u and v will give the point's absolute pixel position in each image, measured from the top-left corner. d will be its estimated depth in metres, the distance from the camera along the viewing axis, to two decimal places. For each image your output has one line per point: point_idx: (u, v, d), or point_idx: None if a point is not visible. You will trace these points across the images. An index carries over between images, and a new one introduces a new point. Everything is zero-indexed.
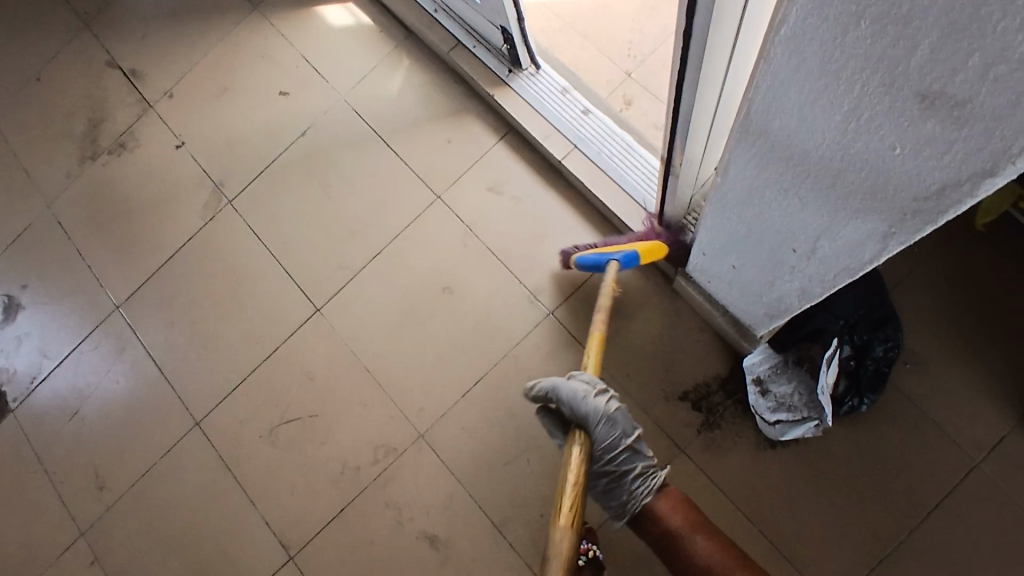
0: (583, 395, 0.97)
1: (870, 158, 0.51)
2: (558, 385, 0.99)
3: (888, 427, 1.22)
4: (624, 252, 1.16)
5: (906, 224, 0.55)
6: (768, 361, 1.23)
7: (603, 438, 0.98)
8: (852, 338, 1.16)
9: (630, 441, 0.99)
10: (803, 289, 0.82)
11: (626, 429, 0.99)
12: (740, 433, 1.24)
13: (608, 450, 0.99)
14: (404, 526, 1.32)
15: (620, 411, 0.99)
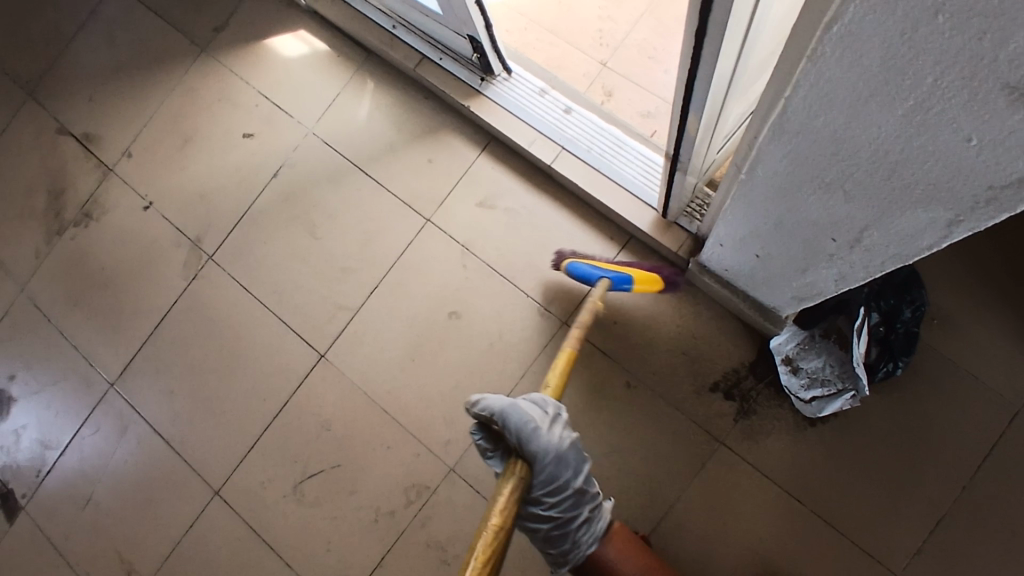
0: (535, 428, 0.84)
1: (937, 151, 0.47)
2: (505, 416, 0.84)
3: (925, 386, 1.19)
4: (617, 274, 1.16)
5: (979, 211, 0.51)
6: (794, 338, 1.20)
7: (550, 475, 0.87)
8: (878, 305, 1.13)
9: (579, 485, 0.90)
10: (841, 275, 0.78)
11: (575, 471, 0.89)
12: (777, 417, 1.21)
13: (557, 489, 0.88)
14: (449, 564, 1.27)
15: (571, 449, 0.88)
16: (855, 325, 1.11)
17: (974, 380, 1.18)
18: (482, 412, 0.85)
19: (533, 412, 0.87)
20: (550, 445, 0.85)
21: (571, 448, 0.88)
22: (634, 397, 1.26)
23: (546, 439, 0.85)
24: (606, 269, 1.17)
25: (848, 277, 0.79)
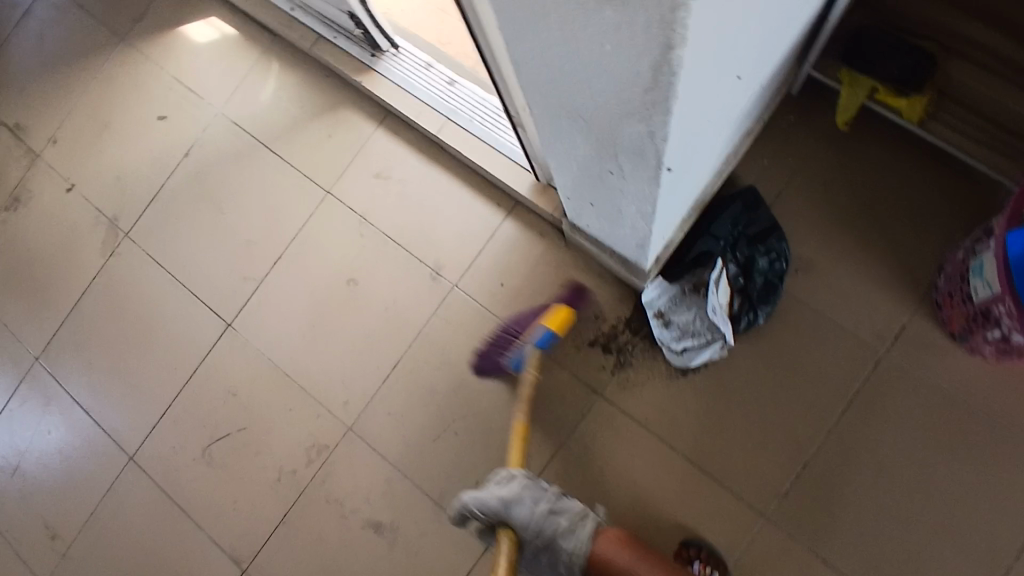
0: (484, 495, 0.99)
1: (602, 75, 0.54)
2: (461, 500, 1.01)
3: (791, 335, 1.22)
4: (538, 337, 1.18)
5: (656, 119, 0.56)
6: (665, 292, 1.25)
7: (524, 520, 0.98)
8: (736, 254, 1.19)
9: (548, 505, 1.00)
10: (641, 213, 0.85)
11: (538, 498, 1.00)
12: (651, 368, 1.26)
13: (535, 527, 0.98)
14: (349, 518, 1.33)
15: (530, 486, 1.01)
16: (711, 272, 1.18)
17: (839, 328, 1.21)
18: (455, 512, 1.02)
19: (495, 483, 1.03)
20: (506, 496, 0.99)
21: (526, 484, 1.02)
22: None
23: (501, 493, 1.00)
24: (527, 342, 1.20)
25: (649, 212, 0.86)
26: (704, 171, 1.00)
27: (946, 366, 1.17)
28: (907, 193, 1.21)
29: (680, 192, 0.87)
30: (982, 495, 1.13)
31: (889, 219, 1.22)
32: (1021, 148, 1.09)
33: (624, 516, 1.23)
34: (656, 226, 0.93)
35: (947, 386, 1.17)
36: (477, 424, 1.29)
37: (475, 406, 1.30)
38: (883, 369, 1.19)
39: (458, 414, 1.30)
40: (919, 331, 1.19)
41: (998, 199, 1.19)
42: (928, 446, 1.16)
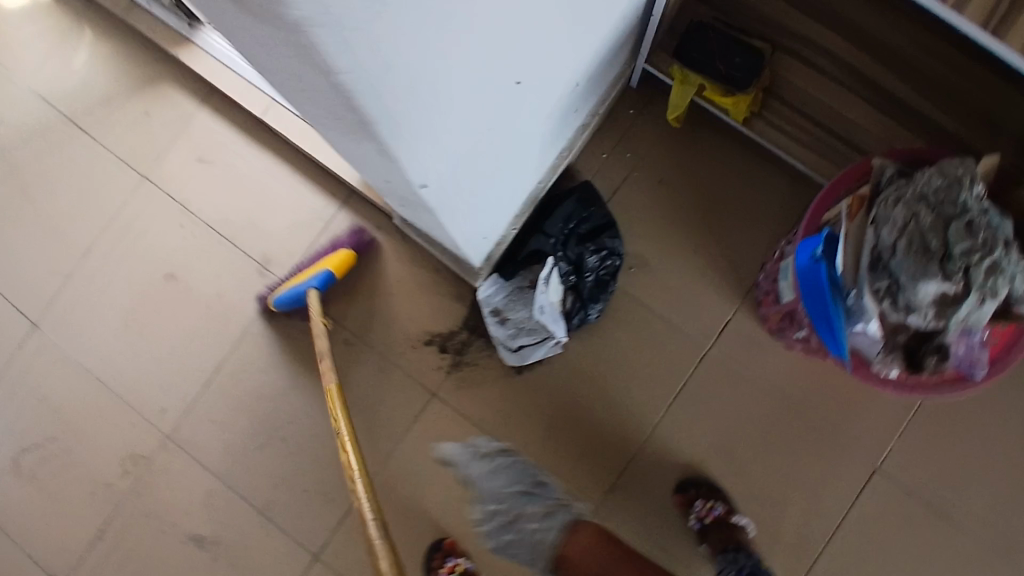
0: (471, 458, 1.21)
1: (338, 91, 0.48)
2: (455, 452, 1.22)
3: (624, 332, 1.22)
4: (316, 277, 1.18)
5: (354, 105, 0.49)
6: (500, 290, 1.20)
7: (497, 486, 1.21)
8: (566, 251, 1.16)
9: (523, 486, 1.21)
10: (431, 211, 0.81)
11: (513, 480, 1.21)
12: (487, 366, 1.23)
13: (506, 497, 1.21)
14: (167, 533, 1.22)
15: (509, 462, 1.22)
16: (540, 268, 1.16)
17: (669, 325, 1.22)
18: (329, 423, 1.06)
19: (477, 450, 1.22)
20: (476, 472, 1.21)
21: (512, 463, 1.22)
22: (351, 353, 1.24)
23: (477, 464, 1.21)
24: (306, 282, 1.19)
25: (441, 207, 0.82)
26: (518, 170, 0.96)
27: (769, 362, 1.20)
28: (738, 189, 1.22)
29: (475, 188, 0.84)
30: (797, 487, 1.18)
31: (721, 217, 1.22)
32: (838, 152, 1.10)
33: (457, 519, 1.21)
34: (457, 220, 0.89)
35: (768, 382, 1.20)
36: (307, 429, 1.24)
37: (304, 410, 1.25)
38: (710, 365, 1.21)
39: (286, 419, 1.24)
40: (745, 328, 1.21)
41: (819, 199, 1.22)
42: (750, 440, 1.20)
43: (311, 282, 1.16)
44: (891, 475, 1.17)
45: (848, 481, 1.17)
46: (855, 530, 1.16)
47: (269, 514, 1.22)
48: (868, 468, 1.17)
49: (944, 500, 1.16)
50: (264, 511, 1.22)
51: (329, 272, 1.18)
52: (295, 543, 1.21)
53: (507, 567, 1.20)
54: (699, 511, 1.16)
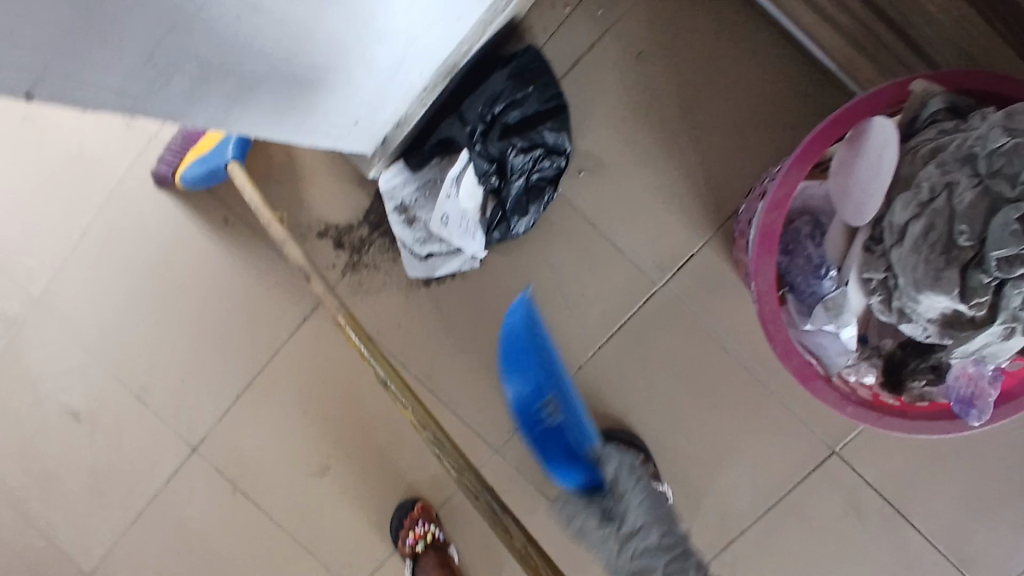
0: None
1: None
2: None
3: (557, 248, 0.98)
4: (232, 148, 0.95)
5: None
6: (410, 181, 0.95)
7: None
8: (488, 148, 0.89)
9: None
10: (201, 113, 0.56)
11: None
12: (389, 270, 1.02)
13: None
14: (43, 402, 1.13)
15: None
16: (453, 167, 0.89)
17: (614, 248, 0.97)
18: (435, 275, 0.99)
19: None
20: None
21: None
22: (231, 235, 1.05)
23: None
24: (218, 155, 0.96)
25: (220, 105, 0.57)
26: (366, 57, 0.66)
27: (729, 309, 0.96)
28: (731, 80, 0.93)
29: (275, 78, 0.59)
30: (737, 459, 0.98)
31: (703, 112, 0.94)
32: (863, 39, 0.84)
33: (343, 435, 1.07)
34: (268, 116, 0.64)
35: (725, 334, 0.96)
36: (182, 315, 1.07)
37: (180, 293, 1.07)
38: (656, 304, 0.97)
39: (159, 299, 1.08)
40: (708, 264, 0.95)
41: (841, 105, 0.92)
42: (691, 400, 0.98)
43: (227, 154, 0.94)
44: (850, 461, 0.96)
45: (797, 459, 0.97)
46: (794, 517, 0.97)
47: (145, 399, 1.10)
48: (826, 450, 0.96)
49: (910, 497, 0.95)
50: (139, 395, 1.10)
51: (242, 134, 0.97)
52: (171, 433, 1.10)
53: (395, 493, 1.07)
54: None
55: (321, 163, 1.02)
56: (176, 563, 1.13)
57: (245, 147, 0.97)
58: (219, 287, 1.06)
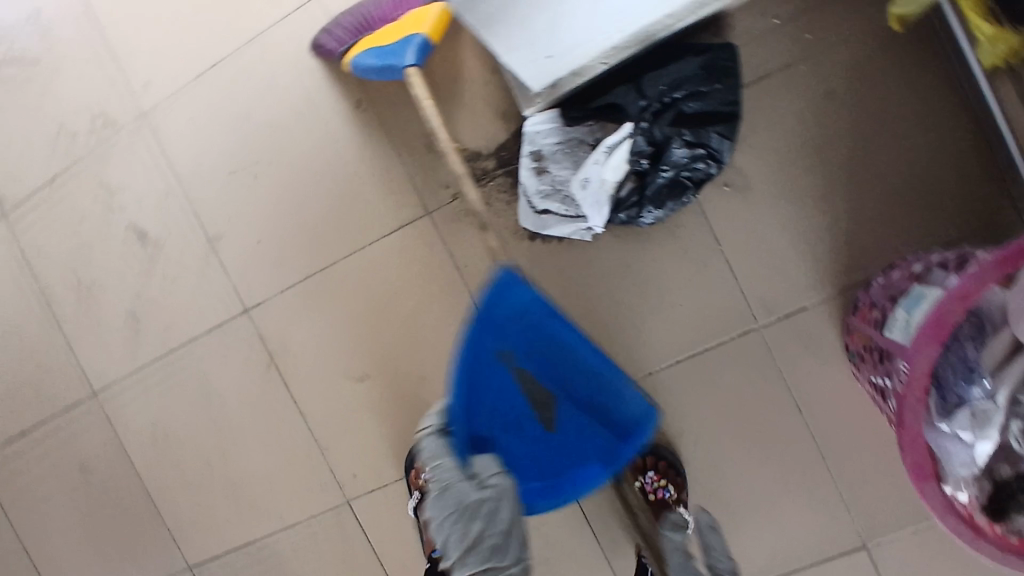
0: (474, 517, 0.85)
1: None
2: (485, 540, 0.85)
3: (673, 252, 0.94)
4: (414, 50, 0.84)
5: None
6: (559, 132, 0.92)
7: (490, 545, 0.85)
8: (653, 131, 0.85)
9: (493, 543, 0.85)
10: None
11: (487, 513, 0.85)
12: (499, 212, 0.98)
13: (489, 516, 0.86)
14: (114, 212, 1.12)
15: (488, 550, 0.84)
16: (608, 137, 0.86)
17: (729, 272, 0.94)
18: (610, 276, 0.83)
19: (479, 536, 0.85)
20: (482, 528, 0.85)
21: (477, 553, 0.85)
22: (357, 120, 1.01)
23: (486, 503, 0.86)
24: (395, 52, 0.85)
25: None
26: None
27: (817, 373, 0.93)
28: (912, 151, 0.89)
29: None
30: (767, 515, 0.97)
31: (871, 173, 0.90)
32: None
33: (392, 352, 1.05)
34: None
35: (804, 394, 0.94)
36: (280, 179, 1.05)
37: (286, 158, 1.04)
38: (749, 343, 0.95)
39: (264, 156, 1.05)
40: (816, 322, 0.93)
41: (1012, 216, 0.87)
42: (745, 443, 0.97)
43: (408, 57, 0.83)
44: (876, 560, 0.94)
45: (826, 537, 0.95)
46: None
47: (216, 247, 1.09)
48: (856, 540, 0.95)
49: None
50: (212, 241, 1.09)
51: (427, 39, 0.85)
52: (228, 288, 1.09)
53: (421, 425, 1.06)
54: (647, 485, 0.97)
55: (472, 81, 0.98)
56: (191, 410, 1.14)
57: (427, 53, 0.85)
58: (328, 167, 1.03)
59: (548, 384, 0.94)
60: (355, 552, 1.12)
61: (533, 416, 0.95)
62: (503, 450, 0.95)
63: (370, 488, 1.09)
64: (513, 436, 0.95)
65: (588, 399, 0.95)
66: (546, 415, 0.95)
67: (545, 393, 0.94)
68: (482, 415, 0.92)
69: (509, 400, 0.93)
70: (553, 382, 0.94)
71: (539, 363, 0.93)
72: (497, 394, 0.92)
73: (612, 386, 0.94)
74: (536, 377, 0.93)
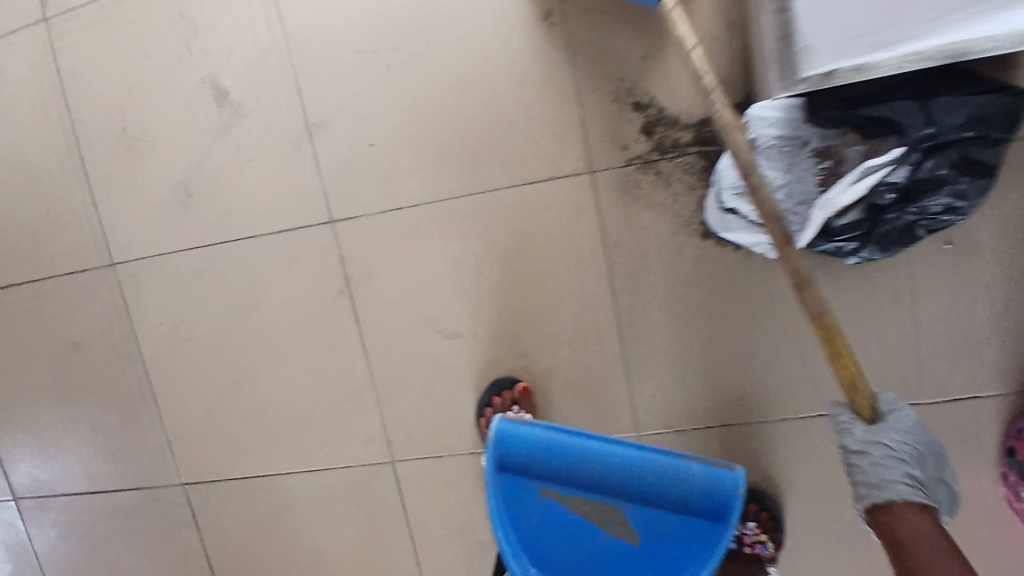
0: None
1: None
2: None
3: (858, 299, 0.83)
4: None
5: None
6: (788, 125, 0.76)
7: None
8: (921, 167, 0.70)
9: None
10: None
11: None
12: (678, 196, 0.82)
13: None
14: (193, 57, 0.89)
15: None
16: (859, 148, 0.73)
17: (911, 338, 0.83)
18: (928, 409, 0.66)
19: None
20: None
21: None
22: (537, 35, 0.81)
23: None
24: None
25: None
26: None
27: (966, 469, 0.84)
28: None
29: None
30: None
31: None
32: None
33: (495, 318, 0.89)
34: None
35: None
36: (418, 78, 0.84)
37: (431, 54, 0.83)
38: None
39: (404, 42, 0.83)
40: (985, 417, 0.83)
41: None
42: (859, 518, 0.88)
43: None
44: None
45: None
46: None
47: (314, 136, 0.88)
48: None
49: None
50: (311, 127, 0.88)
51: None
52: (316, 190, 0.90)
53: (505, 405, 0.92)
54: (746, 536, 0.87)
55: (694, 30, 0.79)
56: (233, 315, 0.96)
57: None
58: (482, 81, 0.83)
59: (609, 482, 0.77)
60: (384, 517, 0.99)
61: (608, 529, 0.77)
62: (584, 564, 0.77)
63: (422, 456, 0.95)
64: (591, 545, 0.77)
65: (650, 490, 0.76)
66: (615, 527, 0.77)
67: (583, 485, 0.78)
68: (535, 514, 0.79)
69: (575, 518, 0.78)
70: (616, 486, 0.77)
71: (562, 456, 0.78)
72: (565, 516, 0.78)
73: (659, 465, 0.75)
74: (577, 468, 0.78)
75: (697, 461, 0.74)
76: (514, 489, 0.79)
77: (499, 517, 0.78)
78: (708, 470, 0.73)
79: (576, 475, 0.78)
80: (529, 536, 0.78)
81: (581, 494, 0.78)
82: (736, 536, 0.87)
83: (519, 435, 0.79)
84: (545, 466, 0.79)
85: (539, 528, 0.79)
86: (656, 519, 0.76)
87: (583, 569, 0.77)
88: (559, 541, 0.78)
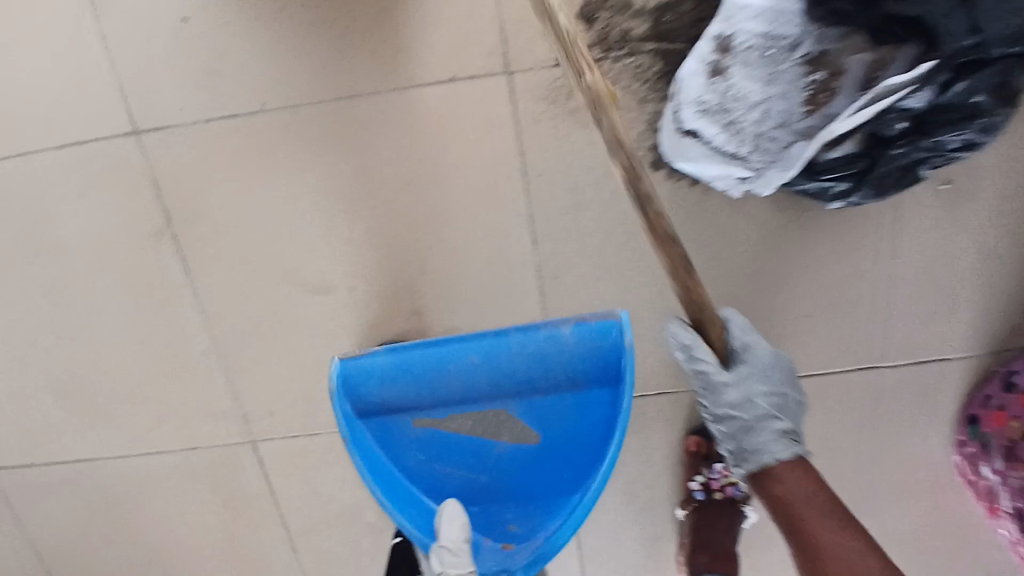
0: None
1: None
2: None
3: (830, 243, 0.67)
4: None
5: None
6: (775, 18, 0.56)
7: None
8: (947, 90, 0.52)
9: None
10: None
11: None
12: (621, 111, 0.61)
13: None
14: None
15: None
16: (864, 55, 0.57)
17: (885, 290, 0.69)
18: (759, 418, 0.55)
19: None
20: None
21: None
22: None
23: None
24: None
25: None
26: None
27: (922, 434, 0.75)
28: None
29: None
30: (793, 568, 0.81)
31: None
32: None
33: (377, 266, 0.68)
34: None
35: (894, 452, 0.76)
36: None
37: None
38: (861, 382, 0.73)
39: None
40: (951, 378, 0.72)
41: None
42: None
43: None
44: None
45: None
46: None
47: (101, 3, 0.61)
48: None
49: None
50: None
51: None
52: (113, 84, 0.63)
53: None
54: (713, 481, 0.74)
55: None
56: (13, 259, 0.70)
57: None
58: None
59: (479, 387, 0.62)
60: (246, 503, 0.80)
61: (501, 437, 0.63)
62: (487, 480, 0.64)
63: (292, 435, 0.76)
64: (489, 459, 0.64)
65: (534, 381, 0.61)
66: (507, 430, 0.63)
67: (437, 398, 0.62)
68: (419, 450, 0.64)
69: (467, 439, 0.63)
70: (491, 390, 0.62)
71: (416, 375, 0.62)
72: (441, 437, 0.64)
73: (530, 348, 0.61)
74: (442, 389, 0.62)
75: (566, 325, 0.60)
76: (384, 433, 0.63)
77: (384, 465, 0.63)
78: (581, 330, 0.59)
79: (441, 395, 0.63)
80: (422, 473, 0.64)
81: (458, 410, 0.63)
82: (703, 483, 0.74)
83: (362, 373, 0.61)
84: (409, 395, 0.62)
85: (428, 462, 0.64)
86: (548, 408, 0.63)
87: (490, 486, 0.64)
88: (454, 466, 0.64)
